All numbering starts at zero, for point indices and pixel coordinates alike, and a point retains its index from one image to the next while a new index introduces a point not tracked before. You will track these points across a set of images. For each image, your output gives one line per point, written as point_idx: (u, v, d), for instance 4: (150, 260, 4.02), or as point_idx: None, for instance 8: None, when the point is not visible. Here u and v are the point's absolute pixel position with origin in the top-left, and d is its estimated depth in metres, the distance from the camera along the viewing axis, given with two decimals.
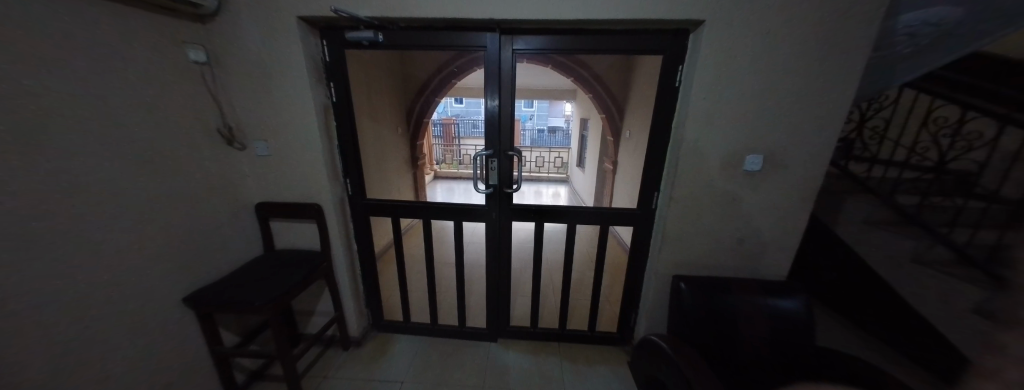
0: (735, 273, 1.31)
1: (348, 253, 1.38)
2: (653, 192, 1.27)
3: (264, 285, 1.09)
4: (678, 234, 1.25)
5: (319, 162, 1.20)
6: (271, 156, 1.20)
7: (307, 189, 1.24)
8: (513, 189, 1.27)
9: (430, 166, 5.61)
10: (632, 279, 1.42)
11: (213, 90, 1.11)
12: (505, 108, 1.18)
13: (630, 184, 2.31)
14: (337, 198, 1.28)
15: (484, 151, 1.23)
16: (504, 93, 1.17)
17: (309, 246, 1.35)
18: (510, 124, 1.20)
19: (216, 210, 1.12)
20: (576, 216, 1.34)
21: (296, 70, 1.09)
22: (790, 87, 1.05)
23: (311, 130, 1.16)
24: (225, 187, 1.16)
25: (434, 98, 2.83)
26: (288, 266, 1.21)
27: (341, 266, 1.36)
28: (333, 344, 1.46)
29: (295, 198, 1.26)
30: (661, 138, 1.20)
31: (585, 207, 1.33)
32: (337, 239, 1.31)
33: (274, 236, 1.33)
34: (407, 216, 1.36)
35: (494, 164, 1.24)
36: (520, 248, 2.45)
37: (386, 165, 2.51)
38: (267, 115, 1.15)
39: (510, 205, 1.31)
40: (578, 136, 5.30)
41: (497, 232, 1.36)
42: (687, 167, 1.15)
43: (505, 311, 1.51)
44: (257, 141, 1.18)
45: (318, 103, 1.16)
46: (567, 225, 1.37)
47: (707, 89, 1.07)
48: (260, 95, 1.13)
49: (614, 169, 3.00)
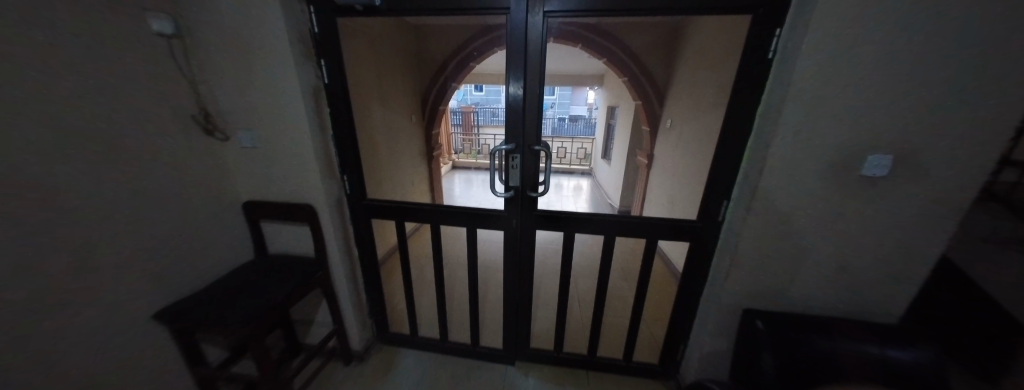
0: (828, 310, 1.00)
1: (348, 261, 1.20)
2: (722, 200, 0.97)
3: (246, 300, 0.94)
4: (752, 256, 0.96)
5: (307, 155, 1.00)
6: (255, 149, 1.02)
7: (297, 186, 1.05)
8: (539, 192, 1.02)
9: (447, 155, 5.50)
10: (682, 306, 1.15)
11: (187, 69, 0.94)
12: (532, 90, 0.91)
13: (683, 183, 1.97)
14: (333, 199, 1.09)
15: (504, 146, 0.97)
16: (531, 70, 0.90)
17: (304, 252, 1.19)
18: (538, 111, 0.94)
19: (189, 209, 0.97)
20: (616, 227, 1.07)
21: (276, 45, 0.89)
22: (977, 49, 0.67)
23: (297, 117, 0.96)
24: (202, 184, 1.00)
25: (451, 84, 2.62)
26: (278, 278, 1.06)
27: (340, 274, 1.18)
28: (333, 356, 1.32)
29: (282, 199, 1.08)
30: (739, 129, 0.90)
31: (628, 216, 1.06)
32: (332, 246, 1.13)
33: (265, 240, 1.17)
34: (413, 220, 1.15)
35: (515, 162, 0.99)
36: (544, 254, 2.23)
37: (399, 156, 2.34)
38: (248, 98, 0.96)
39: (534, 211, 1.07)
40: (604, 125, 4.96)
41: (518, 242, 1.13)
42: (776, 170, 0.85)
43: (523, 330, 1.30)
44: (238, 131, 1.00)
45: (306, 85, 0.95)
46: (605, 237, 1.11)
47: (822, 60, 0.74)
48: (238, 75, 0.94)
49: (650, 164, 2.68)
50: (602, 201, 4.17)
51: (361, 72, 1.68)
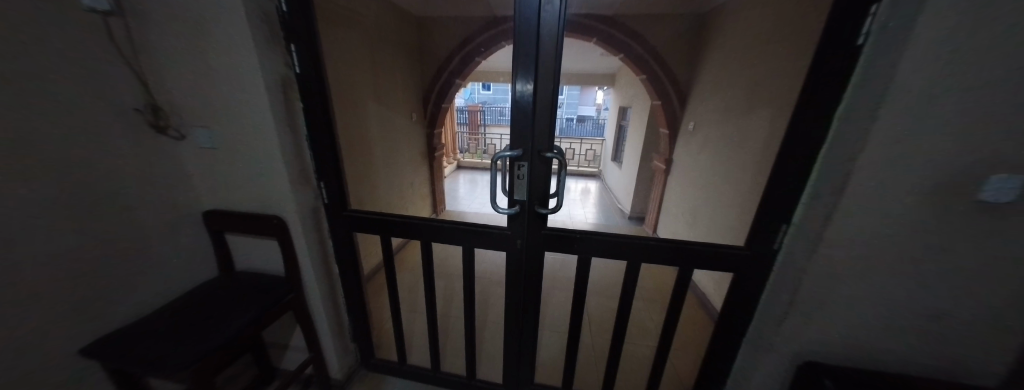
0: (913, 369, 0.79)
1: (326, 281, 1.04)
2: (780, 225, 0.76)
3: (195, 333, 0.78)
4: (817, 296, 0.77)
5: (275, 160, 0.84)
6: (216, 151, 0.86)
7: (265, 196, 0.89)
8: (550, 209, 0.84)
9: (452, 154, 5.37)
10: (719, 348, 0.96)
11: (127, 52, 0.78)
12: (545, 83, 0.73)
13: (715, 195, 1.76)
14: (308, 210, 0.93)
15: (508, 152, 0.79)
16: (544, 57, 0.71)
17: (276, 270, 1.03)
18: (552, 109, 0.75)
19: (132, 221, 0.81)
20: (642, 253, 0.88)
21: (233, 23, 0.72)
22: None
23: (261, 114, 0.80)
24: (149, 191, 0.84)
25: (455, 81, 2.46)
26: (242, 300, 0.90)
27: (316, 296, 1.03)
28: (311, 385, 1.16)
29: (249, 209, 0.92)
30: (814, 138, 0.68)
31: (659, 240, 0.87)
32: (305, 263, 0.97)
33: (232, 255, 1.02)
34: (401, 237, 0.98)
35: (522, 172, 0.81)
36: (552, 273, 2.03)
37: (397, 157, 2.19)
38: (204, 90, 0.80)
39: (543, 230, 0.89)
40: (615, 127, 4.76)
41: (524, 265, 0.95)
42: (863, 194, 0.65)
43: (527, 365, 1.13)
44: (195, 129, 0.84)
45: (271, 74, 0.78)
46: (628, 263, 0.92)
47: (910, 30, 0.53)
48: (192, 61, 0.78)
49: (668, 170, 2.48)
50: (611, 205, 3.98)
51: (349, 65, 1.53)
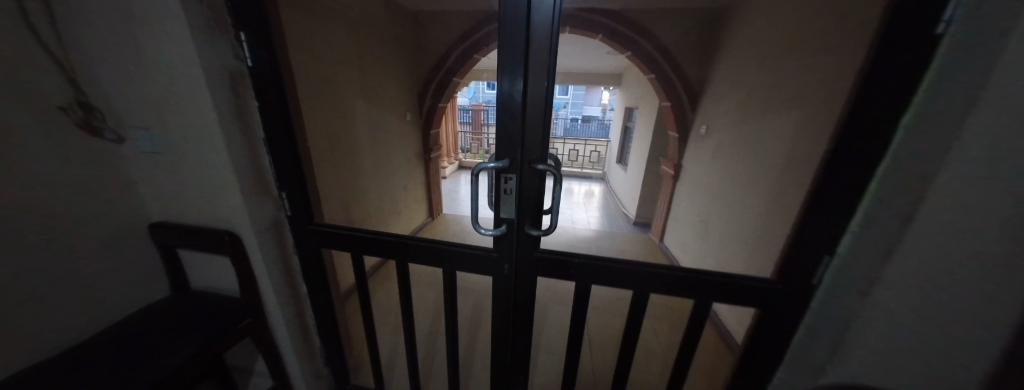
0: None
1: (291, 302, 0.93)
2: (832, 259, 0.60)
3: (120, 372, 0.67)
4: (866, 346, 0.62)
5: (223, 168, 0.72)
6: (160, 155, 0.75)
7: (216, 208, 0.78)
8: (543, 231, 0.70)
9: (453, 154, 5.26)
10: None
11: (51, 41, 0.66)
12: (537, 80, 0.59)
13: (731, 204, 1.61)
14: (266, 224, 0.82)
15: (492, 162, 0.64)
16: (536, 47, 0.57)
17: (232, 290, 0.91)
18: (546, 113, 0.62)
19: (62, 237, 0.71)
20: (649, 283, 0.75)
21: (167, 6, 0.61)
22: None
23: (205, 115, 0.68)
24: (84, 202, 0.73)
25: (451, 79, 2.32)
26: (191, 327, 0.79)
27: (279, 319, 0.91)
28: None
29: (199, 223, 0.81)
30: (876, 160, 0.49)
31: (671, 267, 0.73)
32: (265, 283, 0.86)
33: (186, 272, 0.91)
34: (373, 255, 0.87)
35: (510, 186, 0.68)
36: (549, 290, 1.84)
37: (389, 159, 2.08)
38: (142, 87, 0.69)
39: (534, 253, 0.76)
40: (620, 128, 4.61)
41: (513, 291, 0.83)
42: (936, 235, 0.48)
43: None
44: (136, 131, 0.74)
45: (213, 67, 0.66)
46: (634, 294, 0.79)
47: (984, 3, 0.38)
48: (128, 54, 0.67)
49: (677, 176, 2.33)
50: (615, 209, 3.83)
51: (325, 60, 1.40)
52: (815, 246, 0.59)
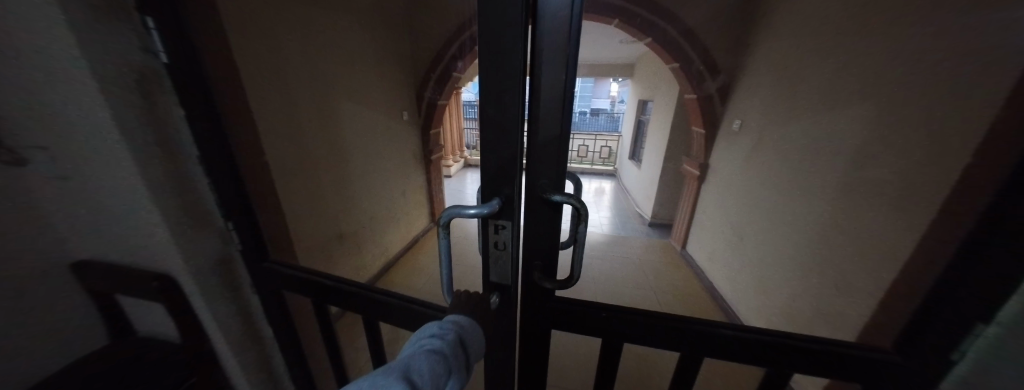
0: None
1: (243, 347, 0.82)
2: (985, 332, 0.41)
3: None
4: None
5: (143, 197, 0.58)
6: (69, 181, 0.63)
7: (144, 245, 0.66)
8: (565, 283, 0.50)
9: (458, 152, 5.09)
10: None
11: None
12: (555, 70, 0.39)
13: (778, 213, 1.39)
14: (210, 262, 0.70)
15: (474, 208, 0.43)
16: (549, 21, 0.37)
17: (171, 335, 0.84)
18: (563, 119, 0.43)
19: None
20: (702, 344, 0.56)
21: None
22: None
23: (105, 131, 0.52)
24: None
25: None
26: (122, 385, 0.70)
27: (235, 364, 0.82)
28: None
29: (133, 263, 0.70)
30: None
31: (746, 328, 0.53)
32: (214, 330, 0.76)
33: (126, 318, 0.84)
34: (345, 299, 0.70)
35: (501, 237, 0.50)
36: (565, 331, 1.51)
37: (384, 163, 1.93)
38: (24, 103, 0.55)
39: (550, 303, 0.58)
40: (631, 122, 4.36)
41: (526, 347, 0.65)
42: None
43: None
44: (33, 153, 0.60)
45: (111, 65, 0.50)
46: (683, 356, 0.59)
47: None
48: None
49: (702, 176, 2.10)
50: (628, 208, 3.61)
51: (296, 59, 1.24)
52: (967, 313, 0.40)
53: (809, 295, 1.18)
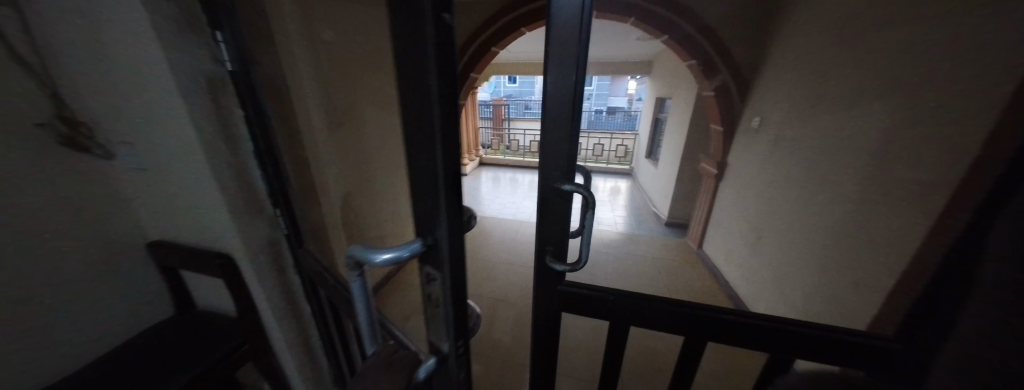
0: None
1: (286, 321, 0.92)
2: None
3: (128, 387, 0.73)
4: None
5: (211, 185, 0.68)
6: (149, 171, 0.76)
7: (208, 227, 0.77)
8: (574, 266, 0.55)
9: (474, 151, 5.20)
10: None
11: (22, 49, 0.64)
12: (565, 73, 0.45)
13: (796, 211, 1.36)
14: (261, 244, 0.81)
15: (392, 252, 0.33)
16: (560, 31, 0.43)
17: (225, 308, 0.96)
18: (573, 116, 0.48)
19: (42, 261, 0.72)
20: (705, 328, 0.59)
21: (128, 5, 0.53)
22: None
23: (183, 130, 0.63)
24: (61, 220, 0.74)
25: (469, 74, 2.23)
26: (154, 366, 0.78)
27: (278, 336, 0.92)
28: None
29: (199, 243, 0.82)
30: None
31: (749, 315, 0.56)
32: (262, 305, 0.87)
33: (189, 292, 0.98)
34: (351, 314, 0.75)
35: (438, 289, 0.40)
36: (577, 323, 1.55)
37: None
38: (120, 108, 0.68)
39: (560, 288, 0.63)
40: (649, 119, 4.29)
41: (537, 328, 0.70)
42: None
43: None
44: (121, 146, 0.75)
45: (189, 73, 0.60)
46: (687, 340, 0.62)
47: None
48: (98, 79, 0.66)
49: (720, 175, 2.06)
50: (644, 207, 3.55)
51: None
52: None
53: (828, 295, 1.15)
